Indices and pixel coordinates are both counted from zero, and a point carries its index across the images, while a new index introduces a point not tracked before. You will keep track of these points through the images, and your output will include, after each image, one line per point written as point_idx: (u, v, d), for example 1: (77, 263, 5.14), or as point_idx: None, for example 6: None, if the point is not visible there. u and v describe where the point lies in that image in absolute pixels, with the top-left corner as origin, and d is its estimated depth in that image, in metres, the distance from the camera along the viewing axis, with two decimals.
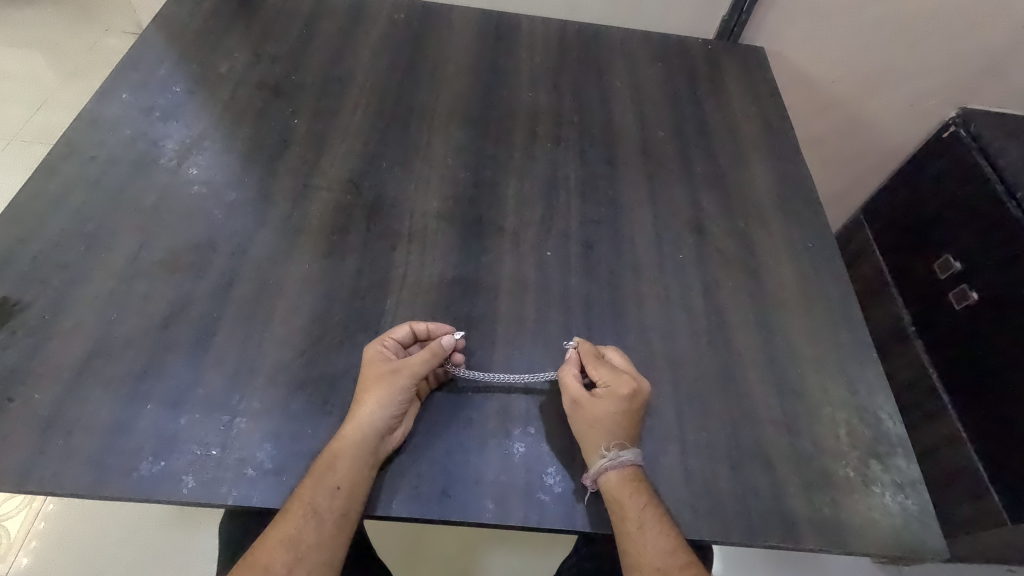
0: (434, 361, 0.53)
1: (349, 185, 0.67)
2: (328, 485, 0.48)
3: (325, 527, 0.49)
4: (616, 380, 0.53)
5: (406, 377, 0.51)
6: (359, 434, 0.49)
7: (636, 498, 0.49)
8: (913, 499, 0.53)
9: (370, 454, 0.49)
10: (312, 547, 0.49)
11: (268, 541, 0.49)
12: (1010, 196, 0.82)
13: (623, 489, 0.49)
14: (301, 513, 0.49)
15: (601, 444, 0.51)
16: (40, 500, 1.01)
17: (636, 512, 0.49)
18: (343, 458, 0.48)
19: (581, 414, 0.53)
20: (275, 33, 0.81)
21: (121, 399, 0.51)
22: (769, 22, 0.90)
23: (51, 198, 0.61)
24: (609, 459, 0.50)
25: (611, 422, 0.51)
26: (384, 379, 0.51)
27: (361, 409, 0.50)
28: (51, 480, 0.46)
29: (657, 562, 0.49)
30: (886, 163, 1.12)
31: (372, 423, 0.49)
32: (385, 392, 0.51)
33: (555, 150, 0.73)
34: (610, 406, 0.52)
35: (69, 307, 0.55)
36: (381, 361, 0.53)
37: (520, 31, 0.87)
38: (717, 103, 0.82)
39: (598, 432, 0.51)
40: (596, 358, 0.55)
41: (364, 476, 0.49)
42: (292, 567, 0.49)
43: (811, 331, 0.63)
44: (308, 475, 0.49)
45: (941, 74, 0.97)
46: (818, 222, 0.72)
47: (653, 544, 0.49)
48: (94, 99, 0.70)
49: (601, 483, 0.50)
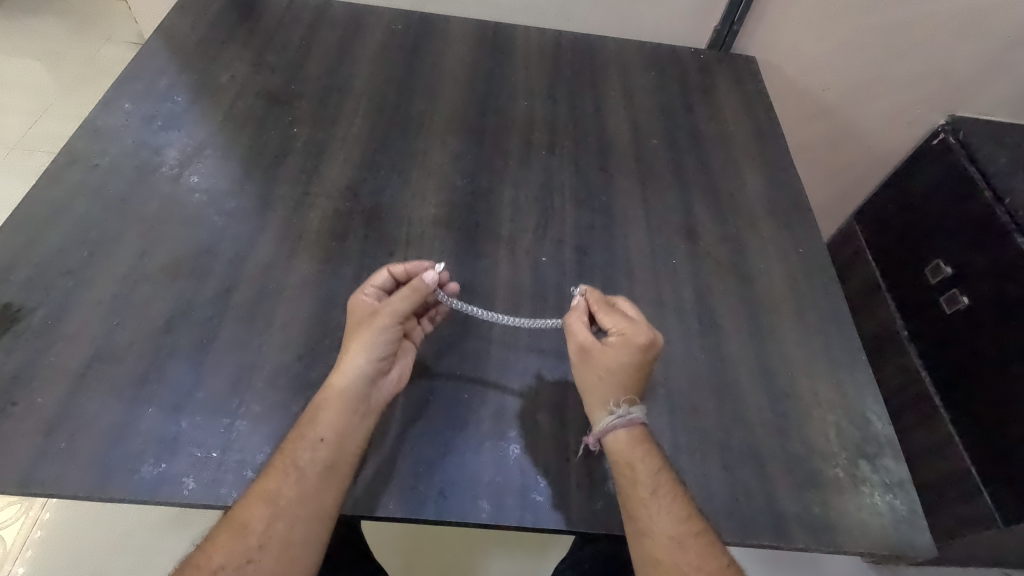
0: (416, 300, 0.55)
1: (348, 192, 0.68)
2: (312, 437, 0.51)
3: (307, 482, 0.50)
4: (631, 331, 0.53)
5: (387, 320, 0.54)
6: (344, 384, 0.52)
7: (648, 462, 0.51)
8: (901, 499, 0.54)
9: (355, 403, 0.52)
10: (292, 504, 0.50)
11: (246, 496, 0.49)
12: (998, 201, 0.84)
13: (632, 448, 0.51)
14: (283, 468, 0.50)
15: (611, 401, 0.52)
16: (37, 509, 1.01)
17: (649, 476, 0.50)
18: (328, 408, 0.51)
19: (591, 364, 0.53)
20: (275, 43, 0.82)
21: (123, 403, 0.52)
22: (760, 32, 0.92)
23: (54, 206, 0.63)
24: (618, 417, 0.51)
25: (622, 375, 0.52)
26: (367, 325, 0.54)
27: (346, 358, 0.53)
28: (54, 483, 0.47)
29: (671, 532, 0.49)
30: (878, 170, 1.14)
31: (357, 372, 0.52)
32: (369, 337, 0.53)
33: (550, 158, 0.75)
34: (622, 359, 0.53)
35: (71, 313, 0.56)
36: (364, 309, 0.55)
37: (516, 41, 0.89)
38: (709, 111, 0.84)
39: (607, 382, 0.53)
40: (608, 306, 0.56)
41: (349, 427, 0.51)
42: (271, 524, 0.49)
43: (802, 335, 0.64)
44: (293, 429, 0.51)
45: (929, 83, 0.99)
46: (808, 227, 0.73)
47: (666, 511, 0.49)
48: (96, 109, 0.71)
49: (611, 445, 0.51)
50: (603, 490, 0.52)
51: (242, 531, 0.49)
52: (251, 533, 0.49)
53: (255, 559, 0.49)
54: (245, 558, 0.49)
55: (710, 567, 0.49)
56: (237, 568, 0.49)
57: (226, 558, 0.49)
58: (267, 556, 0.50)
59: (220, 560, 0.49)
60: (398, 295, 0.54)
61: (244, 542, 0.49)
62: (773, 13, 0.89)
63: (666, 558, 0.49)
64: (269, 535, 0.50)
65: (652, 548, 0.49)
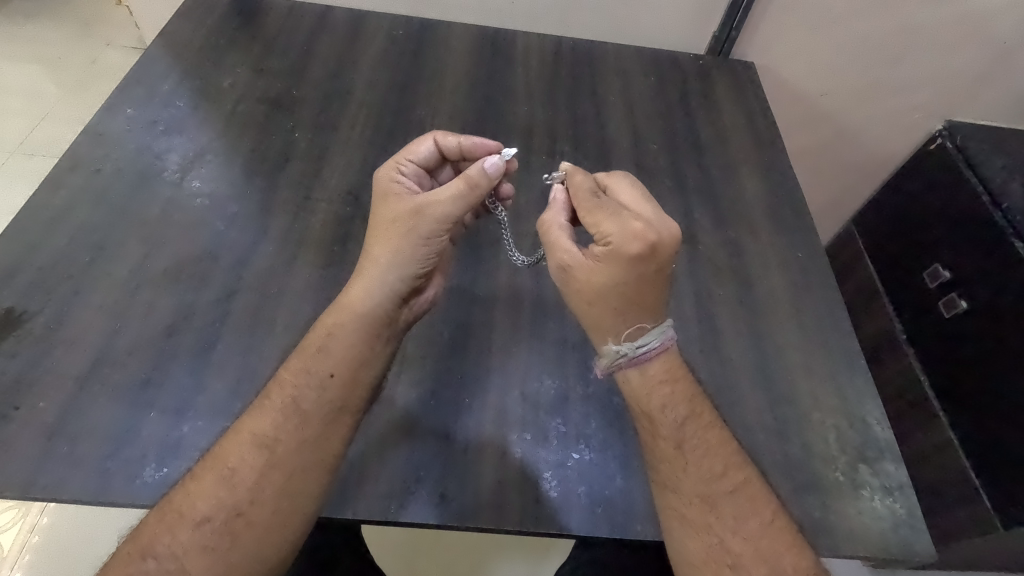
0: (470, 198, 0.53)
1: (349, 197, 0.68)
2: (318, 371, 0.51)
3: (308, 426, 0.50)
4: (615, 240, 0.50)
5: (431, 221, 0.53)
6: (367, 303, 0.53)
7: (672, 411, 0.51)
8: (900, 502, 0.54)
9: (376, 326, 0.53)
10: (290, 450, 0.50)
11: (238, 438, 0.49)
12: (994, 206, 0.84)
13: (649, 387, 0.52)
14: (282, 410, 0.50)
15: (614, 336, 0.52)
16: (34, 514, 1.01)
17: (674, 429, 0.51)
18: (342, 334, 0.52)
19: (577, 283, 0.52)
20: (276, 49, 0.83)
21: (125, 407, 0.52)
22: (759, 38, 0.92)
23: (56, 210, 0.63)
24: (621, 353, 0.51)
25: (609, 292, 0.51)
26: (408, 223, 0.53)
27: (380, 263, 0.53)
28: (55, 486, 0.47)
29: (702, 489, 0.50)
30: (876, 174, 1.15)
31: (387, 284, 0.53)
32: (409, 238, 0.53)
33: (550, 162, 0.75)
34: (612, 267, 0.50)
35: (73, 317, 0.56)
36: (403, 203, 0.54)
37: (516, 46, 0.89)
38: (708, 116, 0.85)
39: (604, 303, 0.51)
40: (592, 201, 0.53)
41: (361, 358, 0.53)
42: (265, 474, 0.49)
43: (801, 339, 0.64)
44: (296, 362, 0.52)
45: (926, 87, 1.00)
46: (807, 232, 0.73)
47: (696, 467, 0.50)
48: (99, 114, 0.71)
49: (630, 391, 0.52)
50: (604, 494, 0.52)
51: (230, 478, 0.48)
52: (241, 483, 0.48)
53: (245, 513, 0.48)
54: (233, 511, 0.48)
55: (748, 529, 0.49)
56: (226, 522, 0.47)
57: (212, 510, 0.47)
58: (259, 509, 0.48)
59: (204, 509, 0.47)
60: (449, 195, 0.53)
61: (233, 492, 0.48)
62: (771, 18, 0.90)
63: (699, 517, 0.49)
64: (261, 487, 0.48)
65: (682, 506, 0.49)
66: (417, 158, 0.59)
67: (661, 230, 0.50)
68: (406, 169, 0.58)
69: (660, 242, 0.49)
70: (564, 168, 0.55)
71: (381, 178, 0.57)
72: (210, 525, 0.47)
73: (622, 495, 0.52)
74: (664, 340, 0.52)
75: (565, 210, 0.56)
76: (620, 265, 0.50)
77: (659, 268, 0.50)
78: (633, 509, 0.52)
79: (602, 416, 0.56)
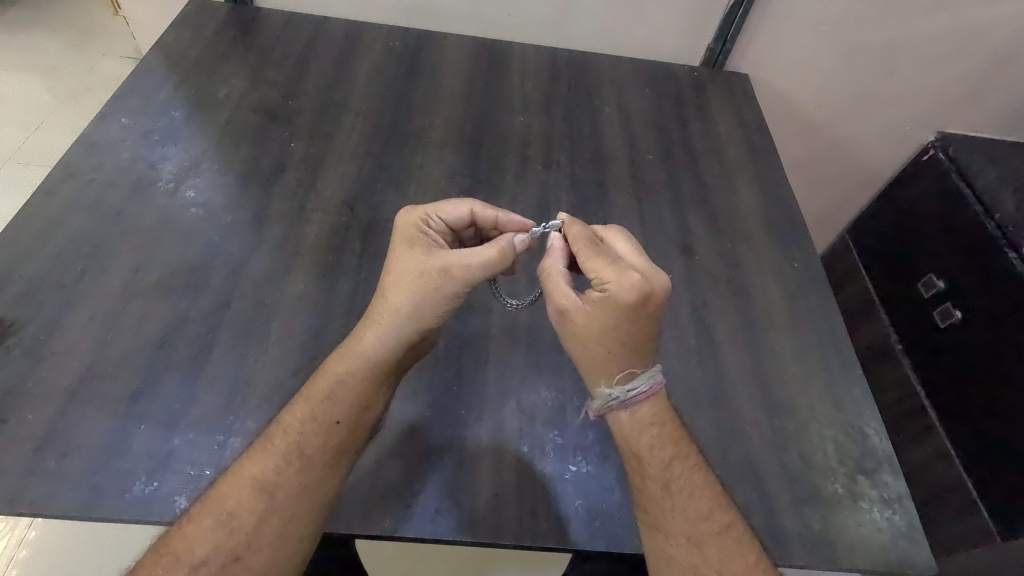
0: (499, 267, 0.54)
1: (345, 207, 0.68)
2: (327, 420, 0.51)
3: (310, 471, 0.49)
4: (616, 287, 0.51)
5: (455, 283, 0.53)
6: (379, 353, 0.52)
7: (661, 450, 0.51)
8: (900, 515, 0.54)
9: (384, 373, 0.53)
10: (290, 496, 0.49)
11: (237, 481, 0.48)
12: (989, 217, 0.85)
13: (635, 430, 0.52)
14: (284, 455, 0.49)
15: (606, 378, 0.53)
16: (22, 528, 0.99)
17: (661, 468, 0.51)
18: (352, 382, 0.52)
19: (574, 329, 0.52)
20: (272, 59, 0.83)
21: (116, 420, 0.51)
22: (752, 50, 0.93)
23: (49, 220, 0.62)
24: (614, 397, 0.52)
25: (607, 337, 0.51)
26: (434, 282, 0.53)
27: (397, 315, 0.52)
28: (42, 501, 0.46)
29: (687, 529, 0.50)
30: (871, 185, 1.15)
31: (401, 336, 0.53)
32: (431, 295, 0.53)
33: (546, 172, 0.75)
34: (607, 315, 0.51)
35: (65, 329, 0.55)
36: (432, 260, 0.53)
37: (512, 57, 0.89)
38: (703, 127, 0.85)
39: (599, 346, 0.52)
40: (590, 247, 0.53)
41: (367, 405, 0.52)
42: (263, 517, 0.48)
43: (797, 349, 0.64)
44: (302, 409, 0.51)
45: (918, 100, 1.01)
46: (802, 242, 0.74)
47: (682, 508, 0.50)
48: (93, 123, 0.71)
49: (619, 431, 0.52)
50: (602, 506, 0.51)
51: (228, 522, 0.47)
52: (239, 526, 0.48)
53: (242, 556, 0.48)
54: (231, 555, 0.47)
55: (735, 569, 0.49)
56: (222, 564, 0.47)
57: (209, 552, 0.47)
58: (257, 553, 0.48)
59: (201, 553, 0.47)
60: (482, 262, 0.53)
61: (230, 536, 0.47)
62: (764, 31, 0.90)
63: (685, 557, 0.49)
64: (260, 531, 0.48)
65: (668, 546, 0.49)
66: (450, 216, 0.57)
67: (655, 280, 0.51)
68: (433, 226, 0.57)
69: (655, 290, 0.51)
70: (562, 219, 0.56)
71: (408, 227, 0.56)
72: (206, 568, 0.47)
73: (620, 508, 0.52)
74: (652, 385, 0.52)
75: (565, 256, 0.56)
76: (617, 312, 0.50)
77: (649, 317, 0.51)
78: (631, 522, 0.51)
79: (599, 427, 0.56)
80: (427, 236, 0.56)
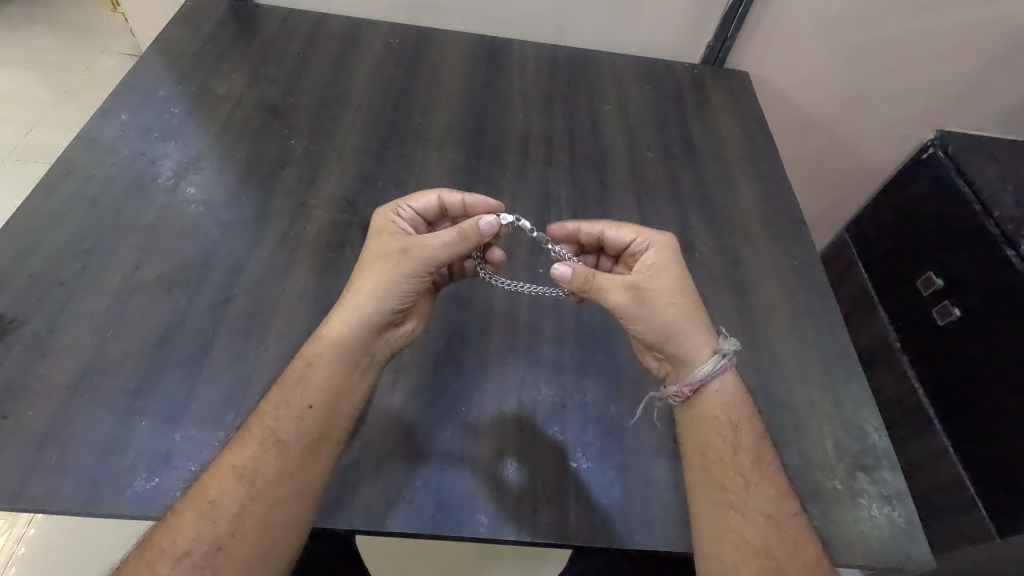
0: (461, 248, 0.53)
1: (345, 204, 0.68)
2: (296, 403, 0.50)
3: (287, 456, 0.49)
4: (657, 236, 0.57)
5: (417, 263, 0.52)
6: (346, 335, 0.52)
7: (746, 431, 0.53)
8: (899, 511, 0.54)
9: (353, 357, 0.52)
10: (269, 482, 0.48)
11: (218, 471, 0.48)
12: (988, 216, 0.85)
13: (716, 411, 0.54)
14: (262, 441, 0.49)
15: (706, 336, 0.54)
16: (22, 525, 0.99)
17: (746, 449, 0.53)
18: (321, 366, 0.51)
19: (665, 290, 0.54)
20: (272, 56, 0.82)
21: (117, 416, 0.51)
22: (752, 48, 0.93)
23: (48, 216, 0.62)
24: (722, 347, 0.54)
25: (684, 286, 0.55)
26: (395, 262, 0.53)
27: (361, 298, 0.53)
28: (43, 498, 0.46)
29: (767, 508, 0.50)
30: (870, 182, 1.15)
31: (366, 317, 0.52)
32: (391, 276, 0.52)
33: (547, 170, 0.75)
34: (671, 264, 0.55)
35: (64, 326, 0.55)
36: (395, 243, 0.54)
37: (512, 55, 0.89)
38: (703, 124, 0.85)
39: (678, 298, 0.54)
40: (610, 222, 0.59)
41: (338, 388, 0.52)
42: (245, 506, 0.48)
43: (797, 346, 0.64)
44: (275, 394, 0.51)
45: (915, 97, 1.01)
46: (802, 239, 0.74)
47: (761, 486, 0.51)
48: (93, 120, 0.71)
49: (723, 399, 0.54)
50: (603, 501, 0.52)
51: (210, 512, 0.47)
52: (221, 516, 0.47)
53: (226, 546, 0.46)
54: (215, 545, 0.46)
55: (806, 555, 0.48)
56: (205, 555, 0.46)
57: (191, 543, 0.46)
58: (241, 542, 0.47)
59: (185, 544, 0.46)
60: (439, 241, 0.52)
61: (213, 526, 0.46)
62: (765, 29, 0.90)
63: (758, 539, 0.50)
64: (242, 519, 0.47)
65: (740, 526, 0.50)
66: (419, 205, 0.58)
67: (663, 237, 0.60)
68: (404, 215, 0.58)
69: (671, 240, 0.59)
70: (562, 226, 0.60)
71: (380, 218, 0.57)
72: (190, 560, 0.45)
73: (621, 504, 0.52)
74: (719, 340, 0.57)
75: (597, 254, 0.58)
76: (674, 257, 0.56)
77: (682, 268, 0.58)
78: (631, 518, 0.51)
79: (598, 424, 0.56)
80: (398, 224, 0.57)
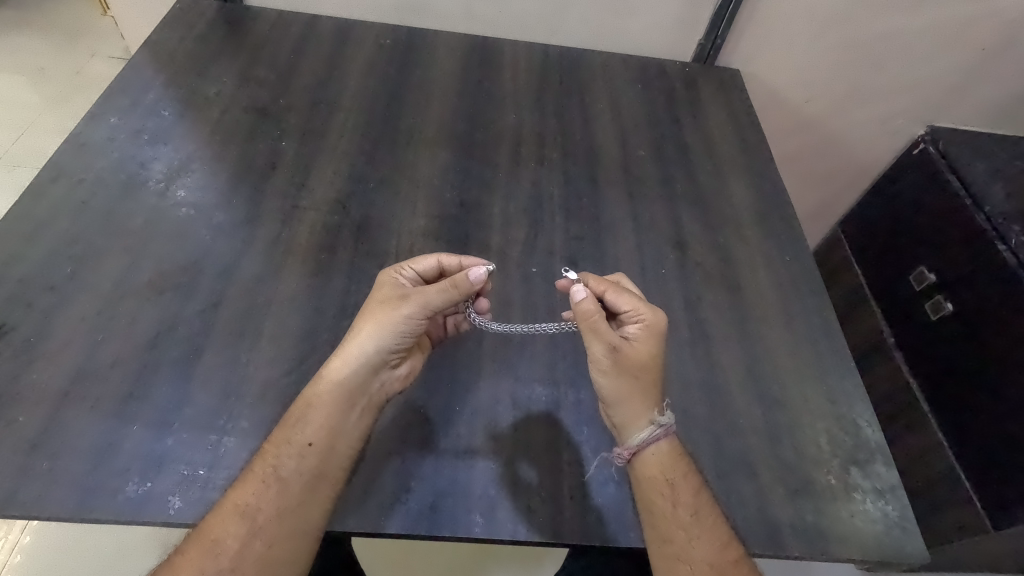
0: (455, 296, 0.54)
1: (337, 205, 0.68)
2: (299, 442, 0.50)
3: (288, 494, 0.49)
4: (654, 315, 0.55)
5: (415, 310, 0.52)
6: (346, 376, 0.51)
7: (689, 482, 0.51)
8: (892, 505, 0.54)
9: (353, 397, 0.51)
10: (271, 519, 0.49)
11: (221, 509, 0.47)
12: (978, 209, 0.86)
13: (653, 471, 0.51)
14: (262, 478, 0.49)
15: (654, 410, 0.52)
16: (16, 533, 0.98)
17: (688, 497, 0.50)
18: (321, 404, 0.51)
19: (620, 363, 0.53)
20: (263, 57, 0.82)
21: (109, 421, 0.51)
22: (744, 45, 0.93)
23: (38, 220, 0.62)
24: (663, 425, 0.52)
25: (651, 364, 0.54)
26: (394, 308, 0.53)
27: (361, 338, 0.52)
28: (34, 504, 0.46)
29: (712, 558, 0.49)
30: (862, 179, 1.16)
31: (365, 359, 0.52)
32: (390, 321, 0.52)
33: (539, 169, 0.75)
34: (647, 343, 0.54)
35: (54, 330, 0.55)
36: (395, 291, 0.54)
37: (504, 54, 0.90)
38: (695, 121, 0.85)
39: (646, 374, 0.53)
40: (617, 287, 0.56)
41: (337, 428, 0.51)
42: (247, 542, 0.48)
43: (791, 343, 0.65)
44: (278, 433, 0.50)
45: (906, 94, 1.02)
46: (793, 236, 0.74)
47: (705, 536, 0.50)
48: (81, 124, 0.70)
49: (651, 464, 0.51)
50: (599, 501, 0.52)
51: (214, 548, 0.47)
52: (224, 552, 0.48)
53: None
54: None
55: None
56: None
57: None
58: None
59: None
60: (436, 287, 0.53)
61: (216, 562, 0.48)
62: (756, 27, 0.91)
63: None
64: (242, 556, 0.48)
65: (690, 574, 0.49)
66: (420, 265, 0.57)
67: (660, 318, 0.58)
68: (406, 274, 0.57)
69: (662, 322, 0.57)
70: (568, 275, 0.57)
71: (385, 274, 0.56)
72: None
73: (615, 502, 0.52)
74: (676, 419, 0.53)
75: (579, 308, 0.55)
76: (653, 338, 0.54)
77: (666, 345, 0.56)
78: (624, 518, 0.51)
79: (593, 422, 0.56)
80: (400, 282, 0.56)
